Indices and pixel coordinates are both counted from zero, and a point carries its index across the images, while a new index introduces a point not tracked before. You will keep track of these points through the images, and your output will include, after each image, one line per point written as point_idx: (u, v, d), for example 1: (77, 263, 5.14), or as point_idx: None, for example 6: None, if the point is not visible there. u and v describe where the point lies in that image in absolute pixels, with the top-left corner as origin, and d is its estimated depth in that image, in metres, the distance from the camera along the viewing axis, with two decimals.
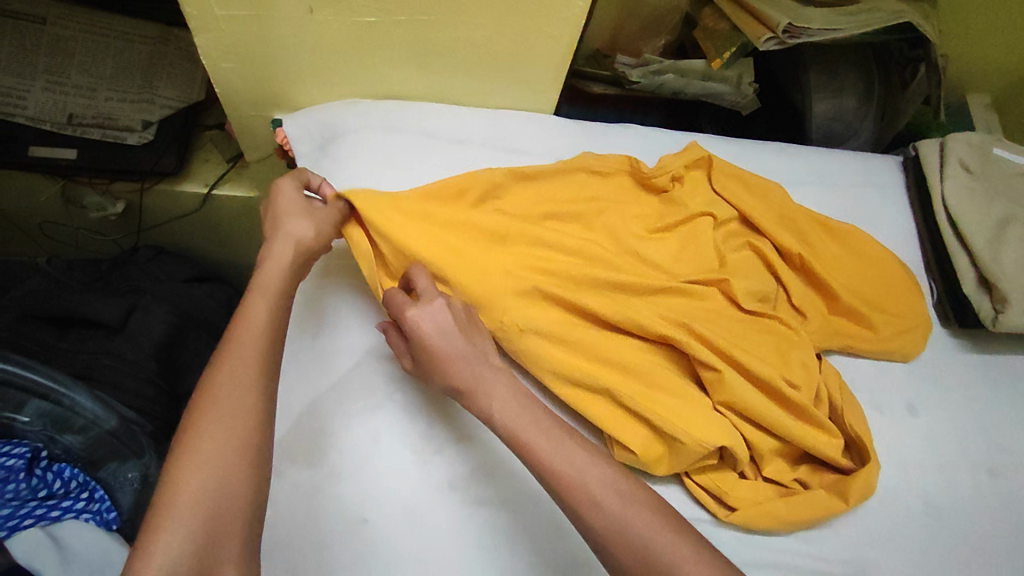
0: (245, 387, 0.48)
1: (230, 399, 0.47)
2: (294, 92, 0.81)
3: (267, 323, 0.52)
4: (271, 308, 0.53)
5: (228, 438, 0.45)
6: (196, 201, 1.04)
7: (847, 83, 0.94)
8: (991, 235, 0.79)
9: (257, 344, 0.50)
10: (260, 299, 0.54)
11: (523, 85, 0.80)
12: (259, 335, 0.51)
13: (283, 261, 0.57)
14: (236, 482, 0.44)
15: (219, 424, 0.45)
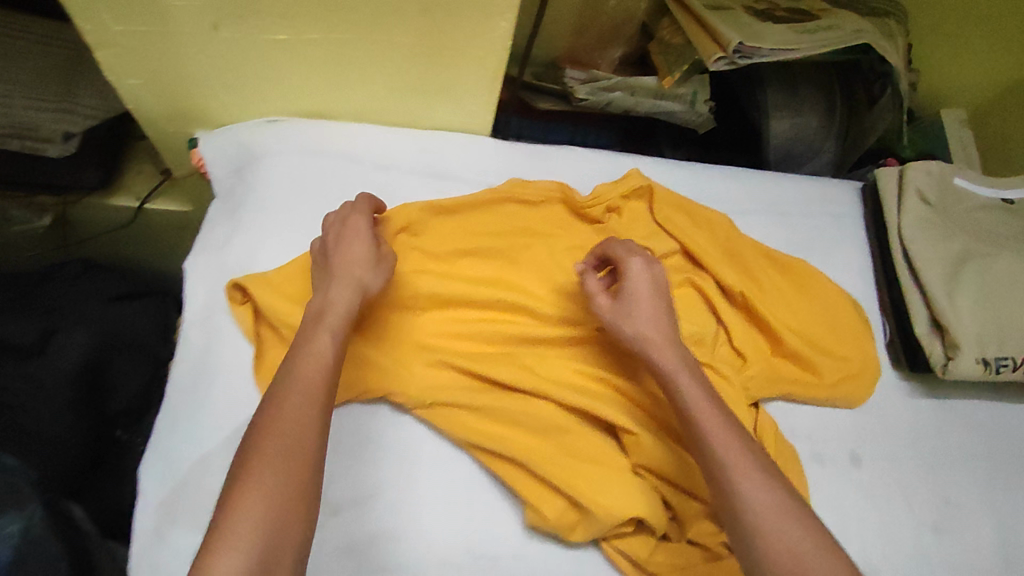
0: (307, 416, 0.48)
1: (283, 431, 0.46)
2: (212, 109, 0.76)
3: (330, 356, 0.52)
4: (335, 346, 0.53)
5: (284, 473, 0.44)
6: (129, 215, 0.99)
7: (807, 102, 0.88)
8: (947, 273, 0.74)
9: (318, 377, 0.50)
10: (325, 336, 0.53)
11: (453, 109, 0.74)
12: (320, 372, 0.51)
13: (347, 305, 0.56)
14: (291, 501, 0.44)
15: (276, 458, 0.45)
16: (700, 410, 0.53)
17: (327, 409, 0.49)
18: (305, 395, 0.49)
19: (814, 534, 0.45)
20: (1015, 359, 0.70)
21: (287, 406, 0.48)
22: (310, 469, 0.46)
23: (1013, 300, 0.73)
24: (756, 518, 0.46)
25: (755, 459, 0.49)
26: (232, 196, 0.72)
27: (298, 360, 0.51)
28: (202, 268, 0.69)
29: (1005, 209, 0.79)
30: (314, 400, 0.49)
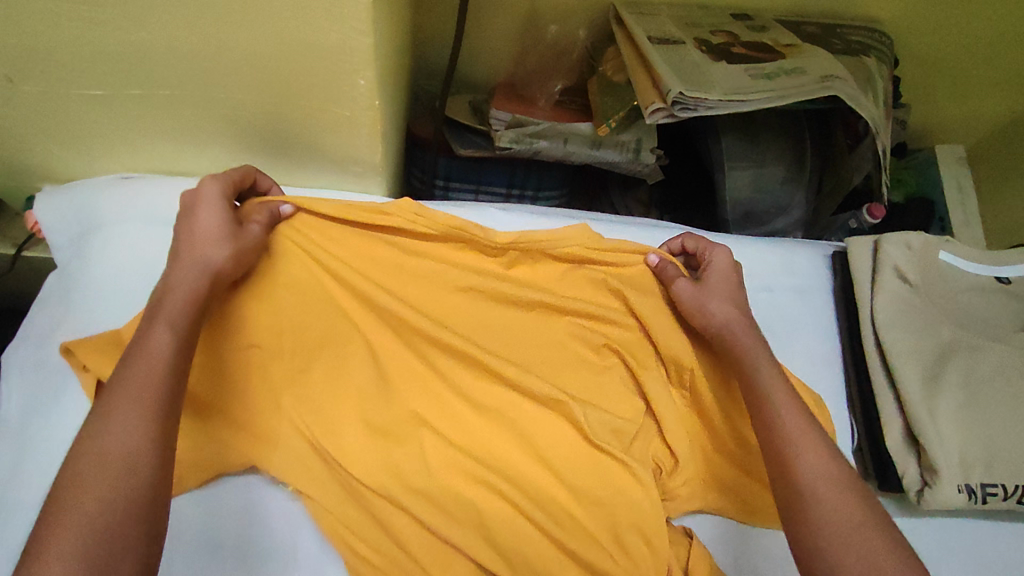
0: (143, 417, 0.40)
1: (110, 437, 0.38)
2: (53, 166, 0.64)
3: (169, 349, 0.43)
4: (176, 337, 0.44)
5: (111, 489, 0.36)
6: (9, 262, 0.87)
7: (771, 152, 0.76)
8: (929, 373, 0.62)
9: (156, 371, 0.42)
10: (165, 326, 0.44)
11: (334, 167, 0.63)
12: (156, 367, 0.42)
13: (193, 286, 0.47)
14: (124, 523, 0.36)
15: (103, 473, 0.37)
16: (776, 399, 0.52)
17: (170, 411, 0.41)
18: (136, 393, 0.40)
19: (862, 513, 0.45)
20: (1007, 486, 0.57)
21: (115, 414, 0.39)
22: (141, 478, 0.38)
23: (1005, 406, 0.60)
24: (811, 487, 0.47)
25: (827, 445, 0.50)
26: (69, 273, 0.61)
27: (132, 356, 0.43)
28: (20, 363, 0.57)
29: (1004, 291, 0.65)
30: (152, 397, 0.41)
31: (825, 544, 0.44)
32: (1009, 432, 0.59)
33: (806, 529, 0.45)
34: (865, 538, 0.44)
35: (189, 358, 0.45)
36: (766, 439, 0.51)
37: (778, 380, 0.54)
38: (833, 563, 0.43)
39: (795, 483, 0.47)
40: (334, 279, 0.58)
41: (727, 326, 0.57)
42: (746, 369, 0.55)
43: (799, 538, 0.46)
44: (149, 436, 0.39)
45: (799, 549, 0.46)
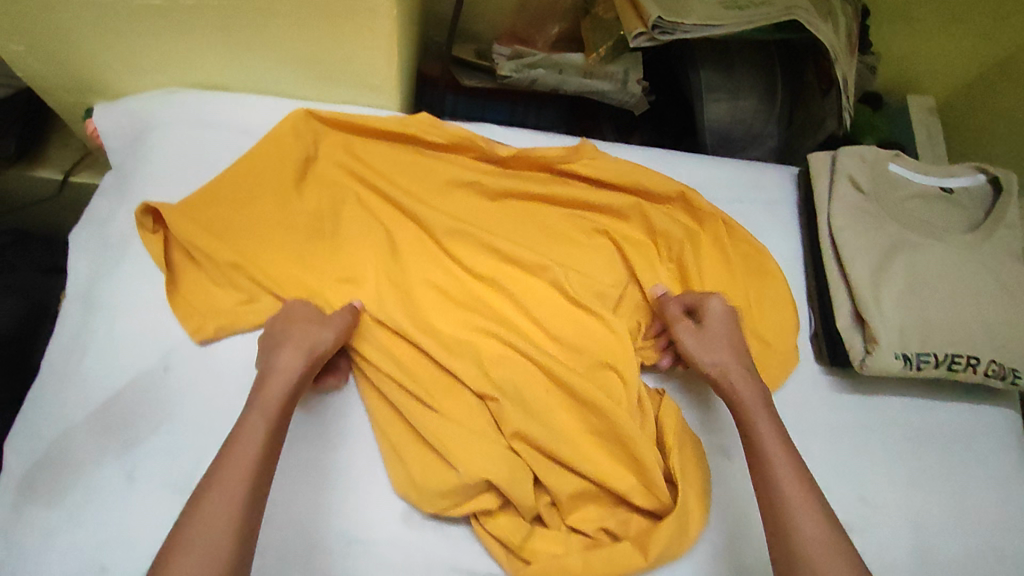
0: (233, 506, 0.46)
1: (209, 508, 0.46)
2: (108, 81, 0.73)
3: (258, 443, 0.49)
4: (270, 426, 0.51)
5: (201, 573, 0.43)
6: (54, 187, 0.96)
7: (743, 84, 0.85)
8: (877, 266, 0.70)
9: (248, 462, 0.48)
10: (258, 416, 0.51)
11: (354, 82, 0.72)
12: (251, 450, 0.49)
13: (288, 373, 0.54)
14: None
15: (192, 559, 0.43)
16: (776, 454, 0.56)
17: (253, 504, 0.47)
18: (230, 475, 0.47)
19: (830, 536, 0.51)
20: (938, 355, 0.66)
21: (209, 504, 0.46)
22: (229, 558, 0.44)
23: (940, 294, 0.69)
24: (805, 543, 0.50)
25: (802, 474, 0.55)
26: (123, 169, 0.69)
27: (227, 444, 0.49)
28: (86, 242, 0.66)
29: (943, 197, 0.75)
30: (251, 476, 0.48)
31: None
32: (943, 314, 0.68)
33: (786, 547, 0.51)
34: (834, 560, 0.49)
35: (280, 438, 0.51)
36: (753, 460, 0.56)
37: (767, 413, 0.58)
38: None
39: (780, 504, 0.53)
40: (360, 173, 0.68)
41: (721, 377, 0.61)
42: (744, 411, 0.59)
43: (780, 549, 0.51)
44: (241, 514, 0.46)
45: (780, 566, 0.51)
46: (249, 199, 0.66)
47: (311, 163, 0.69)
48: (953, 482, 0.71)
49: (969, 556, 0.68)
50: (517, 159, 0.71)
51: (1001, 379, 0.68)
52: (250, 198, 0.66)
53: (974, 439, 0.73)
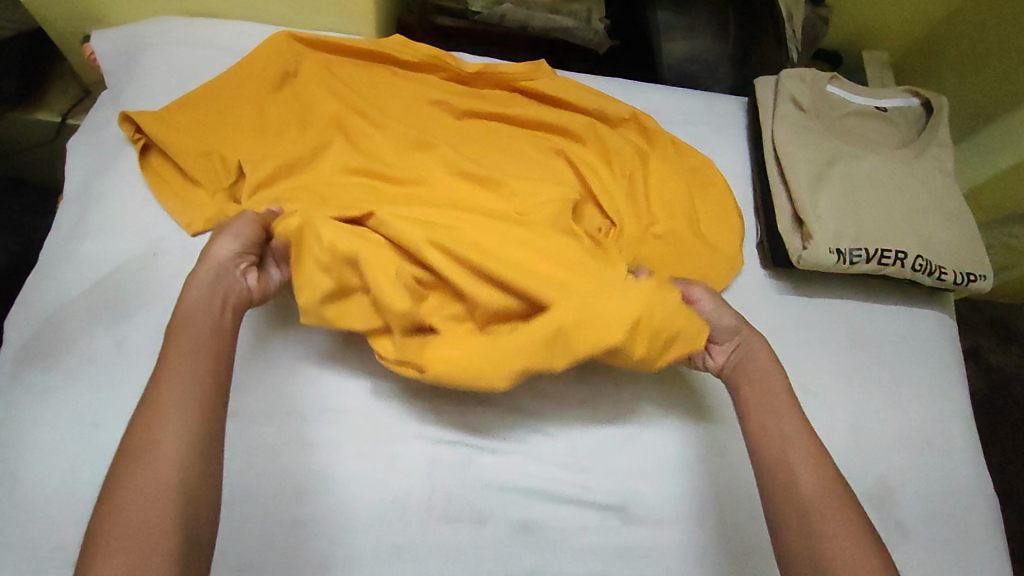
0: (170, 431, 0.47)
1: (149, 453, 0.45)
2: (107, 8, 0.79)
3: (187, 369, 0.50)
4: (196, 354, 0.51)
5: (145, 491, 0.44)
6: (51, 130, 1.02)
7: (698, 22, 0.91)
8: (816, 174, 0.76)
9: (181, 389, 0.49)
10: (185, 358, 0.51)
11: (336, 10, 0.79)
12: (182, 388, 0.49)
13: (210, 320, 0.54)
14: (151, 511, 0.43)
15: (137, 480, 0.44)
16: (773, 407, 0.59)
17: (193, 427, 0.48)
18: (165, 417, 0.47)
19: (832, 484, 0.54)
20: (870, 249, 0.72)
21: (148, 431, 0.46)
22: (173, 473, 0.45)
23: (872, 198, 0.75)
24: (809, 500, 0.53)
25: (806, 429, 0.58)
26: (118, 84, 0.75)
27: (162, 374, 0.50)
28: (83, 146, 0.72)
29: (877, 117, 0.82)
30: (189, 408, 0.48)
31: (823, 539, 0.51)
32: (874, 215, 0.74)
33: (791, 491, 0.54)
34: (839, 503, 0.52)
35: (215, 376, 0.51)
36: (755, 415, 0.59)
37: (775, 374, 0.62)
38: (817, 526, 0.51)
39: (787, 453, 0.56)
40: (336, 86, 0.74)
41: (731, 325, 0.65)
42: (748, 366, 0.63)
43: (784, 493, 0.54)
44: (181, 443, 0.46)
45: (783, 509, 0.53)
46: (226, 105, 0.70)
47: (290, 78, 0.74)
48: (890, 376, 0.76)
49: (901, 442, 0.73)
50: (479, 77, 0.78)
51: (928, 273, 0.73)
52: (227, 104, 0.70)
53: (907, 337, 0.78)
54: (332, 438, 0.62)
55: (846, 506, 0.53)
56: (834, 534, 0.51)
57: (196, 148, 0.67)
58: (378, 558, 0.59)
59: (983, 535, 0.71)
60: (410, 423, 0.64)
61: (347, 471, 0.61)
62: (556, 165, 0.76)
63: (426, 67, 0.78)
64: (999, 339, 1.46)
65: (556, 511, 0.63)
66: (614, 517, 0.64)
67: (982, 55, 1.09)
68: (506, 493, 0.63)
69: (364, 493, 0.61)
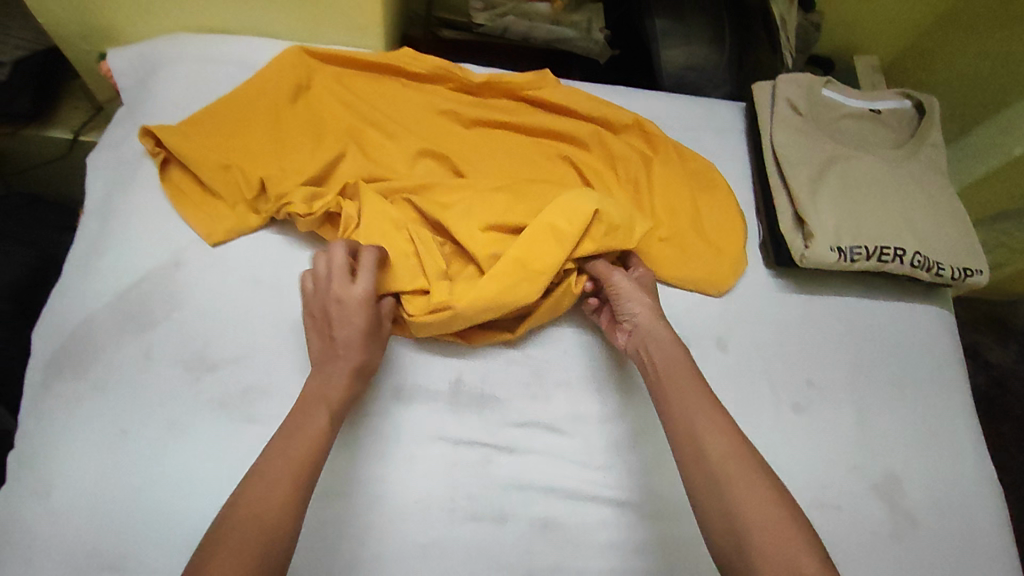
0: (286, 489, 0.50)
1: (276, 483, 0.50)
2: (122, 26, 0.81)
3: (321, 432, 0.55)
4: (328, 419, 0.56)
5: (255, 543, 0.46)
6: (63, 147, 1.03)
7: (695, 31, 0.94)
8: (814, 175, 0.78)
9: (309, 448, 0.53)
10: (325, 407, 0.56)
11: (345, 26, 0.82)
12: (316, 433, 0.54)
13: (354, 361, 0.59)
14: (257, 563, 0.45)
15: (247, 530, 0.47)
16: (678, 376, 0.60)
17: (310, 487, 0.51)
18: (295, 457, 0.52)
19: (735, 445, 0.54)
20: (869, 247, 0.74)
21: (268, 482, 0.50)
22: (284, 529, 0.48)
23: (870, 197, 0.77)
24: (720, 464, 0.53)
25: (710, 399, 0.58)
26: (134, 100, 0.77)
27: (293, 429, 0.54)
28: (103, 162, 0.73)
29: (873, 119, 0.84)
30: (311, 467, 0.52)
31: (730, 500, 0.51)
32: (872, 214, 0.76)
33: (703, 464, 0.53)
34: (757, 471, 0.52)
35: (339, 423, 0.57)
36: (666, 392, 0.59)
37: (677, 348, 0.62)
38: (726, 492, 0.51)
39: (696, 427, 0.55)
40: (347, 97, 0.76)
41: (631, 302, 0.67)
42: (655, 342, 0.63)
43: (697, 464, 0.54)
44: (298, 502, 0.50)
45: (699, 489, 0.53)
46: (241, 119, 0.72)
47: (302, 90, 0.76)
48: (893, 370, 0.78)
49: (906, 434, 0.75)
50: (488, 87, 0.80)
51: (926, 269, 0.76)
52: (242, 118, 0.72)
53: (908, 332, 0.80)
54: (353, 440, 0.64)
55: (750, 465, 0.53)
56: (751, 504, 0.50)
57: (213, 161, 0.69)
58: (403, 557, 0.60)
59: (990, 523, 0.73)
60: (429, 425, 0.66)
61: (371, 473, 0.63)
62: (561, 171, 0.78)
63: (433, 78, 0.80)
64: (996, 337, 1.48)
65: (573, 508, 0.65)
66: (631, 513, 0.65)
67: (971, 57, 1.12)
68: (524, 491, 0.64)
69: (388, 493, 0.62)
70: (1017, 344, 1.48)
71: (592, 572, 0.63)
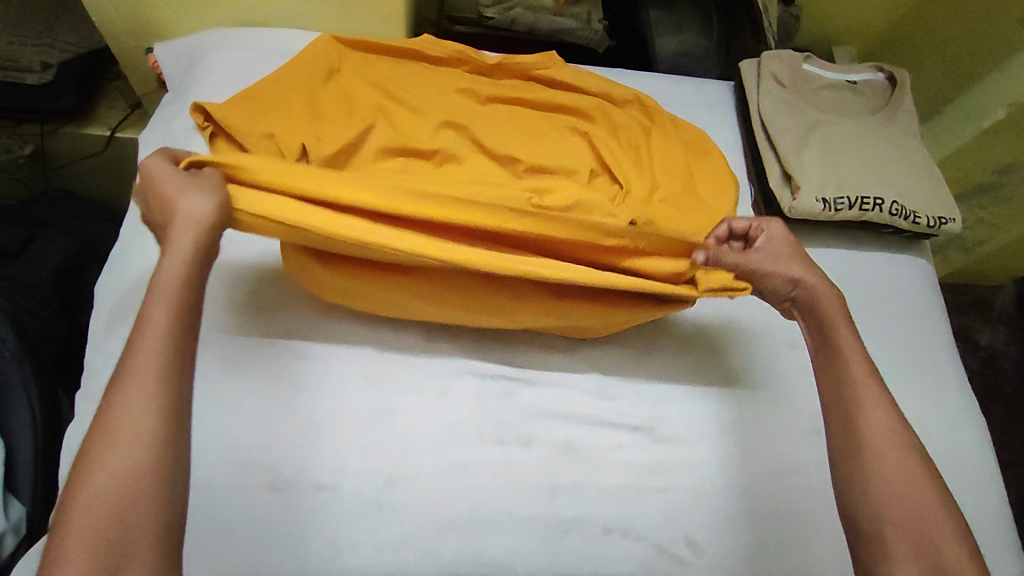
0: (138, 403, 0.46)
1: (127, 420, 0.46)
2: (169, 22, 0.89)
3: (165, 328, 0.49)
4: (172, 312, 0.50)
5: (117, 467, 0.44)
6: (101, 143, 1.10)
7: (685, 19, 1.03)
8: (799, 137, 0.86)
9: (158, 345, 0.49)
10: (161, 308, 0.50)
11: (369, 14, 0.91)
12: (160, 340, 0.49)
13: (184, 251, 0.53)
14: (129, 488, 0.44)
15: (110, 454, 0.45)
16: (862, 389, 0.60)
17: (165, 396, 0.47)
18: (143, 371, 0.47)
19: (910, 464, 0.56)
20: (851, 197, 0.82)
21: (116, 397, 0.46)
22: (147, 442, 0.45)
23: (850, 154, 0.86)
24: (884, 496, 0.54)
25: (897, 424, 0.58)
26: (181, 85, 0.84)
27: (137, 331, 0.49)
28: (154, 138, 0.81)
29: (846, 89, 0.93)
30: (155, 368, 0.48)
31: (889, 527, 0.53)
32: (852, 170, 0.84)
33: (867, 491, 0.55)
34: (923, 501, 0.54)
35: (190, 324, 0.51)
36: (832, 417, 0.60)
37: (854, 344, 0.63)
38: (888, 532, 0.53)
39: (858, 457, 0.57)
40: (374, 77, 0.84)
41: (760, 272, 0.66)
42: (822, 318, 0.64)
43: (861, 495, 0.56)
44: (151, 419, 0.46)
45: (851, 502, 0.56)
46: (280, 94, 0.80)
47: (335, 73, 0.84)
48: (881, 312, 0.85)
49: (896, 367, 0.81)
50: (499, 68, 0.89)
51: (904, 217, 0.84)
52: (281, 94, 0.80)
53: (891, 280, 0.88)
54: (390, 375, 0.70)
55: (932, 486, 0.55)
56: (898, 531, 0.53)
57: (253, 130, 0.76)
58: (440, 476, 0.65)
59: (974, 448, 0.78)
60: (461, 360, 0.72)
61: (409, 403, 0.68)
62: (569, 140, 0.86)
63: (452, 62, 0.89)
64: (984, 318, 1.54)
65: (595, 433, 0.70)
66: (645, 437, 0.71)
67: (939, 43, 1.23)
68: (547, 418, 0.70)
69: (419, 422, 0.68)
70: (1004, 326, 1.54)
71: (611, 488, 0.68)
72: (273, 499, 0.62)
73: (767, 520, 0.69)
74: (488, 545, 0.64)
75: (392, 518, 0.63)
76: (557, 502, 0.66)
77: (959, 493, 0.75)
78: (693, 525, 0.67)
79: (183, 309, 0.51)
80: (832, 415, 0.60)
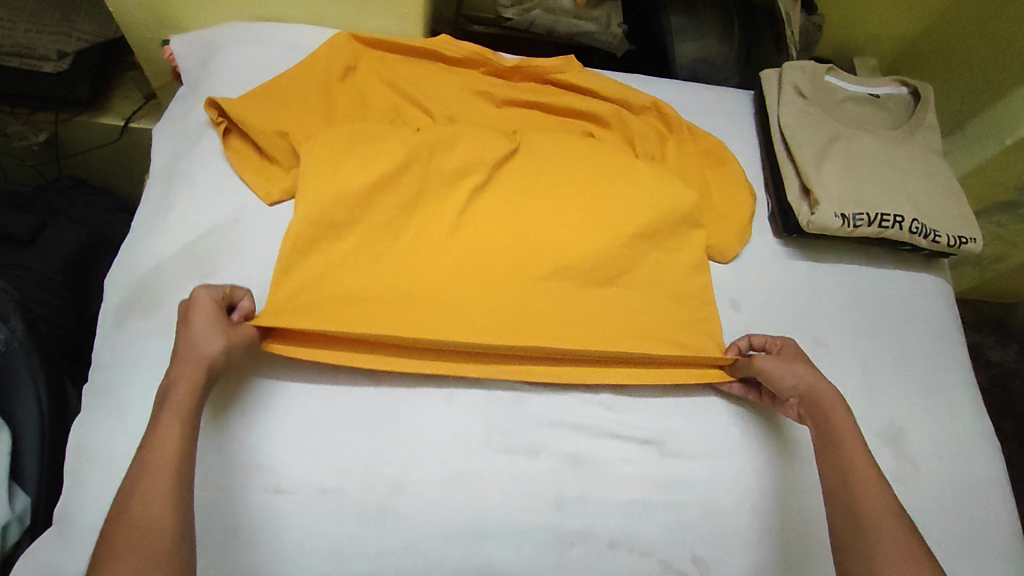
0: (160, 505, 0.50)
1: (149, 503, 0.50)
2: (186, 14, 0.89)
3: (179, 441, 0.53)
4: (182, 423, 0.54)
5: (143, 556, 0.48)
6: (115, 133, 1.10)
7: (705, 26, 1.02)
8: (819, 151, 0.85)
9: (174, 452, 0.53)
10: (173, 418, 0.54)
11: (387, 12, 0.89)
12: (173, 445, 0.53)
13: (192, 384, 0.57)
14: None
15: (133, 545, 0.48)
16: (859, 466, 0.62)
17: (180, 492, 0.52)
18: (161, 472, 0.51)
19: (904, 542, 0.56)
20: (871, 214, 0.80)
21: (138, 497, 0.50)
22: (169, 527, 0.50)
23: (871, 169, 0.84)
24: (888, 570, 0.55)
25: (897, 511, 0.59)
26: (196, 79, 0.84)
27: (151, 441, 0.53)
28: (168, 132, 0.80)
29: (869, 103, 0.92)
30: (167, 470, 0.52)
31: None
32: (872, 185, 0.83)
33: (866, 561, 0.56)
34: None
35: (196, 430, 0.55)
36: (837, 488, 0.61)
37: (846, 413, 0.65)
38: None
39: (861, 529, 0.58)
40: (390, 77, 0.83)
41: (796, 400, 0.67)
42: (819, 409, 0.66)
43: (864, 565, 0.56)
44: (171, 508, 0.50)
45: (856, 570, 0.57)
46: (295, 93, 0.79)
47: (350, 71, 0.83)
48: (896, 330, 0.83)
49: (910, 388, 0.80)
50: (516, 71, 0.88)
51: (924, 235, 0.82)
52: (296, 93, 0.79)
53: (907, 299, 0.86)
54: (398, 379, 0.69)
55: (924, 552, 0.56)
56: None
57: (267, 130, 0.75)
58: (446, 483, 0.65)
59: (987, 473, 0.77)
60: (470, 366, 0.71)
61: (416, 409, 0.68)
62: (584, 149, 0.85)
63: (469, 63, 0.88)
64: (997, 337, 1.52)
65: (603, 446, 0.70)
66: (653, 450, 0.70)
67: (963, 57, 1.21)
68: (555, 427, 0.70)
69: (424, 429, 0.67)
70: (1017, 343, 1.52)
71: (618, 501, 0.67)
72: (277, 502, 0.62)
73: (772, 539, 0.68)
74: (493, 556, 0.63)
75: (395, 526, 0.62)
76: (563, 514, 0.66)
77: (970, 518, 0.73)
78: (699, 542, 0.67)
79: (192, 425, 0.55)
80: (830, 483, 0.62)
